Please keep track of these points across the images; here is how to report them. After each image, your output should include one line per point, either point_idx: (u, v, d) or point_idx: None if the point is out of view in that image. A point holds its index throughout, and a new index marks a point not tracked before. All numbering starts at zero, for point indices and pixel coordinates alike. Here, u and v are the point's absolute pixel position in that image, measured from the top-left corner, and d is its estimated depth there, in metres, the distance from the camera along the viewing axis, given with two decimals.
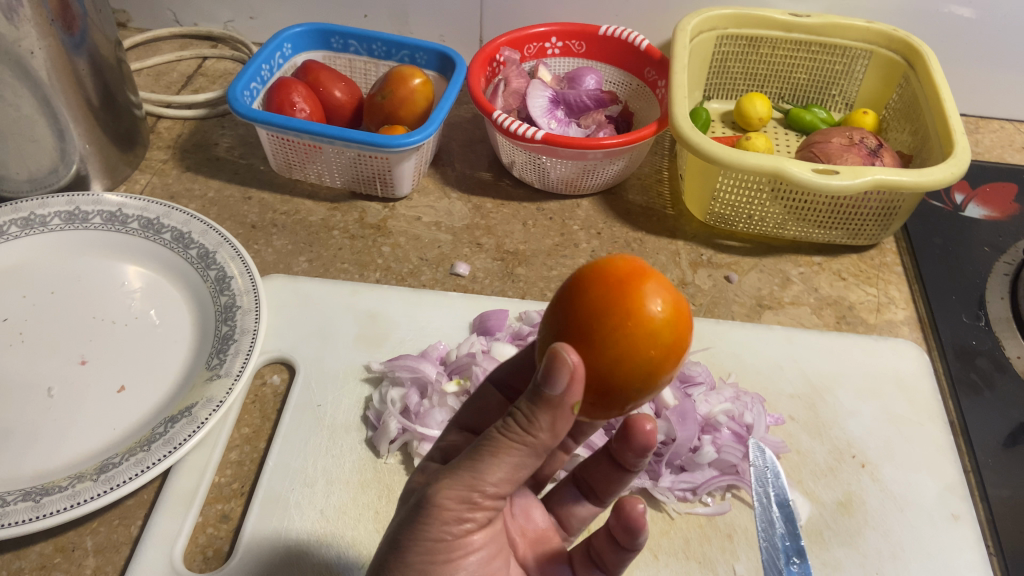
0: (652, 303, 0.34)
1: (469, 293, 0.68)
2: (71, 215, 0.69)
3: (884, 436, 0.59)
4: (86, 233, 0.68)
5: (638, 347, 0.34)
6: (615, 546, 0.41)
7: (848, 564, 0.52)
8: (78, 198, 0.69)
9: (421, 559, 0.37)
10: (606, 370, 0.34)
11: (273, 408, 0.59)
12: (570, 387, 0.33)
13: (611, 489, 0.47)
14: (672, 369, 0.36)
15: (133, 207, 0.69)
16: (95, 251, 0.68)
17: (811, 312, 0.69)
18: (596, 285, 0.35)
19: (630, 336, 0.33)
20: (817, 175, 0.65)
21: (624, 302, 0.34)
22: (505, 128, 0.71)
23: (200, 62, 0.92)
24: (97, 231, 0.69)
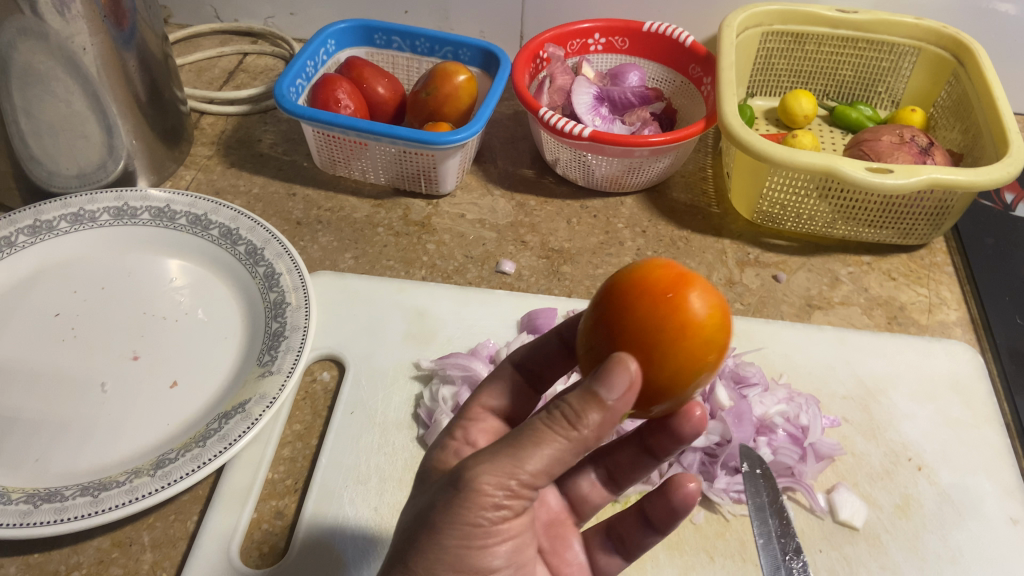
0: (694, 306, 0.34)
1: (516, 291, 0.68)
2: (119, 210, 0.69)
3: (941, 440, 0.58)
4: (135, 229, 0.69)
5: (688, 358, 0.33)
6: (643, 527, 0.44)
7: (907, 567, 0.51)
8: (126, 194, 0.69)
9: (453, 545, 0.36)
10: (659, 379, 0.34)
11: (324, 405, 0.60)
12: (625, 394, 0.33)
13: (634, 476, 0.47)
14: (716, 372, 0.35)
15: (181, 203, 0.70)
16: (144, 247, 0.69)
17: (862, 312, 0.68)
18: (637, 292, 0.34)
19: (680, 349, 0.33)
20: (871, 174, 0.64)
21: (668, 314, 0.33)
22: (551, 126, 0.71)
23: (241, 58, 0.92)
24: (145, 226, 0.69)
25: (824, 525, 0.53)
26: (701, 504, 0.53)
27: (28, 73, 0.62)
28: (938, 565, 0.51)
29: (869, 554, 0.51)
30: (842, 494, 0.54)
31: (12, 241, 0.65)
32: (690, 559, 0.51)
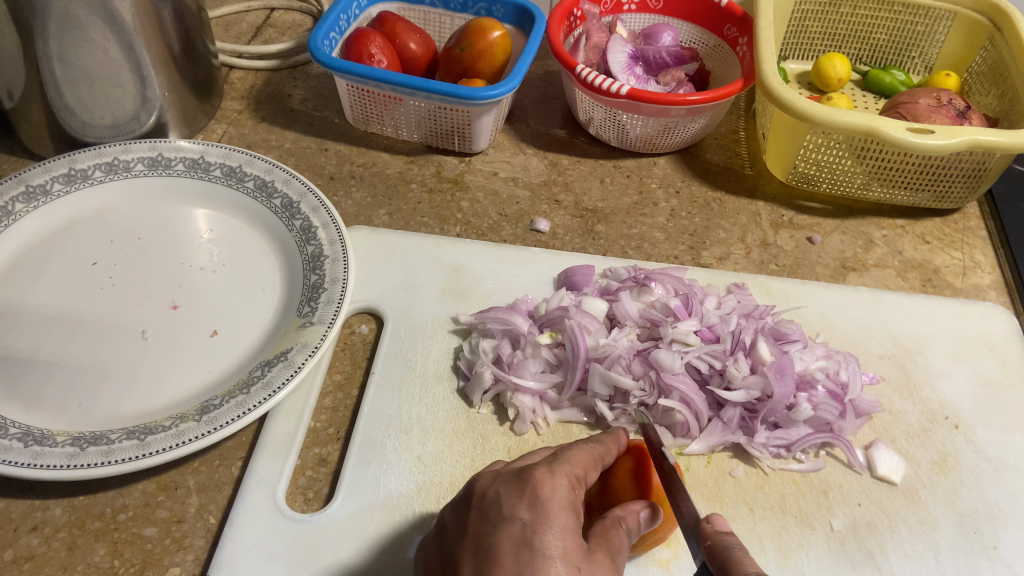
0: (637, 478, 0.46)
1: (551, 249, 0.67)
2: (154, 161, 0.69)
3: (977, 400, 0.58)
4: (169, 180, 0.69)
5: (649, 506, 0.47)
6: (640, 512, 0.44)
7: (945, 522, 0.51)
8: (160, 145, 0.69)
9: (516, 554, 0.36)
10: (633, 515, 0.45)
11: (363, 357, 0.60)
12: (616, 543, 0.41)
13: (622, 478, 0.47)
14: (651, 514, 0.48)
15: (215, 155, 0.69)
16: (178, 198, 0.69)
17: (897, 274, 0.68)
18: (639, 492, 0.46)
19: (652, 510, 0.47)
20: (912, 135, 0.64)
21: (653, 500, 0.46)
22: (588, 82, 0.71)
23: (268, 13, 0.91)
24: (180, 177, 0.69)
25: (862, 480, 0.53)
26: (740, 458, 0.53)
27: (65, 19, 0.61)
28: (976, 520, 0.52)
29: (908, 509, 0.52)
30: (881, 451, 0.54)
31: (48, 189, 0.65)
32: (730, 510, 0.51)
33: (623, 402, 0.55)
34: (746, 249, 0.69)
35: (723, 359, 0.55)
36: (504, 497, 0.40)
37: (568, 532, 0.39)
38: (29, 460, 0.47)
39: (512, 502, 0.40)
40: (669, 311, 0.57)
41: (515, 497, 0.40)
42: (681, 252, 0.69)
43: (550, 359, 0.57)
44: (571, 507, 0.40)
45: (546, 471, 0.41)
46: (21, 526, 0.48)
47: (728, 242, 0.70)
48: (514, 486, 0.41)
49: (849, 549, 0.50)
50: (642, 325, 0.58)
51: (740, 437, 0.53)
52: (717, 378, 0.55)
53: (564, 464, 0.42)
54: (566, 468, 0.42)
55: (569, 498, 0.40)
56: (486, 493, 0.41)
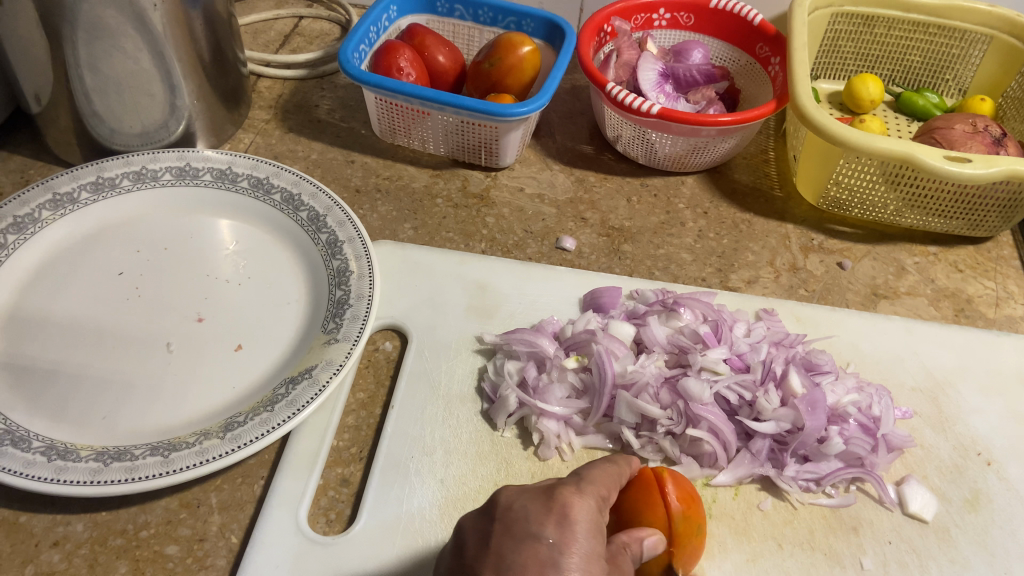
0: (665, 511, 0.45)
1: (578, 268, 0.67)
2: (181, 170, 0.69)
3: (1009, 435, 0.57)
4: (196, 190, 0.69)
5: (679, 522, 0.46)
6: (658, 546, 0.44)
7: (977, 562, 0.50)
8: (188, 154, 0.69)
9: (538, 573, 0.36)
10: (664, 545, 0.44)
11: (386, 374, 0.59)
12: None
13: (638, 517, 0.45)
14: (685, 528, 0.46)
15: (242, 166, 0.69)
16: (205, 209, 0.69)
17: (928, 303, 0.67)
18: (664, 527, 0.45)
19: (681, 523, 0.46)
20: (949, 163, 0.63)
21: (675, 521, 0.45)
22: (618, 101, 0.70)
23: (297, 22, 0.91)
24: (207, 187, 0.69)
25: (893, 517, 0.52)
26: (768, 491, 0.53)
27: (97, 27, 0.61)
28: (1008, 562, 0.51)
29: (939, 548, 0.51)
30: (912, 487, 0.53)
31: (75, 197, 0.65)
32: (758, 544, 0.50)
33: (650, 431, 0.54)
34: (775, 273, 0.68)
35: (753, 390, 0.54)
36: (530, 511, 0.39)
37: (593, 549, 0.38)
38: (52, 474, 0.47)
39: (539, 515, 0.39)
40: (698, 338, 0.57)
41: (541, 513, 0.39)
42: (709, 274, 0.68)
43: (576, 384, 0.56)
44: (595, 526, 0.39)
45: (572, 490, 0.41)
46: (42, 540, 0.48)
47: (756, 265, 0.69)
48: (542, 503, 0.40)
49: None
50: (670, 351, 0.57)
51: (768, 469, 0.52)
52: (746, 409, 0.54)
53: (589, 485, 0.42)
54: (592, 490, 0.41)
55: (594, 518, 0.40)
56: (513, 504, 0.40)
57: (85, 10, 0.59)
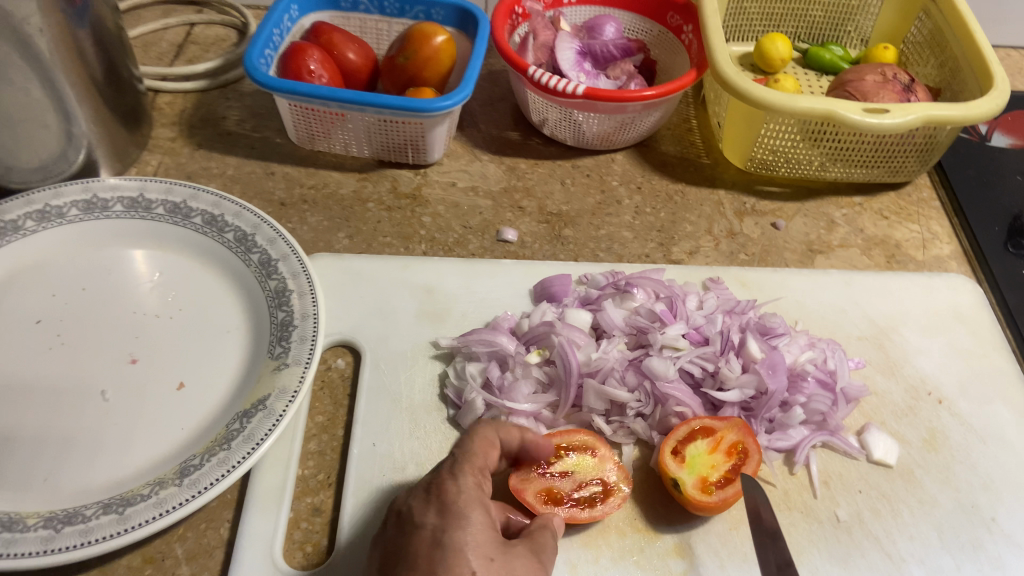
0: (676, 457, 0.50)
1: (522, 259, 0.66)
2: (89, 203, 0.64)
3: (955, 371, 0.60)
4: (108, 222, 0.64)
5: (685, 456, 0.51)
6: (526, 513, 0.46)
7: (944, 499, 0.52)
8: (94, 185, 0.64)
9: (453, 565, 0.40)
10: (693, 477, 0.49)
11: (343, 394, 0.57)
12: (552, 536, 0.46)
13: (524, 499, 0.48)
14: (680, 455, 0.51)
15: (155, 191, 0.65)
16: (120, 241, 0.64)
17: (862, 253, 0.69)
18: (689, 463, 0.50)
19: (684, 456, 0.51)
20: (869, 116, 0.64)
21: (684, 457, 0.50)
22: (540, 84, 0.69)
23: (188, 29, 0.85)
24: (119, 219, 0.64)
25: (860, 466, 0.54)
26: None
27: None
28: (972, 494, 0.53)
29: (907, 490, 0.53)
30: (874, 434, 0.55)
31: None
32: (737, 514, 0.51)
33: (620, 415, 0.54)
34: (714, 241, 0.69)
35: (715, 361, 0.55)
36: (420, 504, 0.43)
37: (480, 526, 0.42)
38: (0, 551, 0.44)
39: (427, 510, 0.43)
40: (655, 317, 0.56)
41: (423, 502, 0.43)
42: (652, 250, 0.68)
43: (541, 378, 0.55)
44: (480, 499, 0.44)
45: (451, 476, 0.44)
46: None
47: (696, 235, 0.70)
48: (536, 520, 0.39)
49: (857, 538, 0.50)
50: (629, 333, 0.57)
51: None
52: (710, 380, 0.54)
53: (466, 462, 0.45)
54: (468, 468, 0.45)
55: (476, 494, 0.44)
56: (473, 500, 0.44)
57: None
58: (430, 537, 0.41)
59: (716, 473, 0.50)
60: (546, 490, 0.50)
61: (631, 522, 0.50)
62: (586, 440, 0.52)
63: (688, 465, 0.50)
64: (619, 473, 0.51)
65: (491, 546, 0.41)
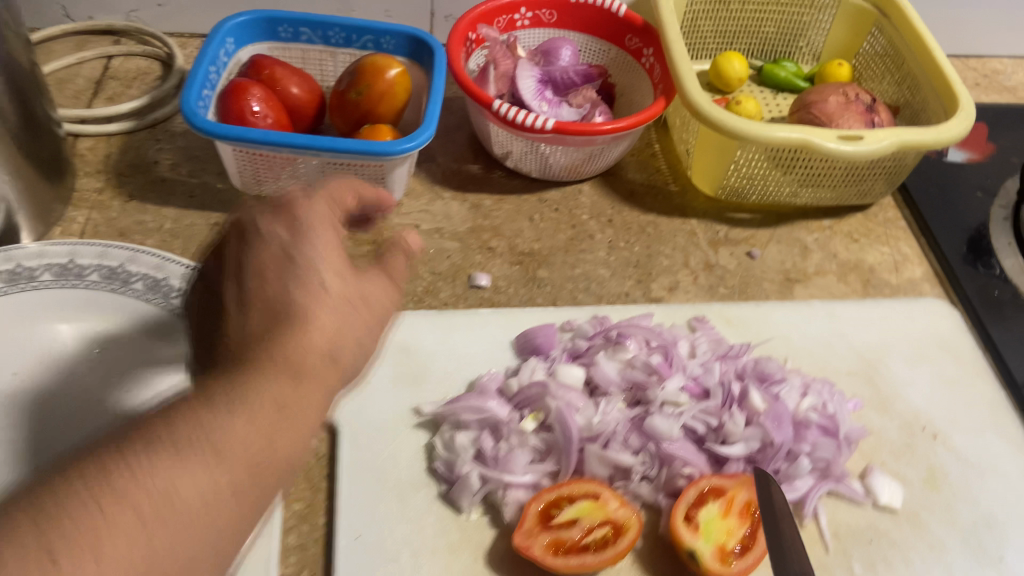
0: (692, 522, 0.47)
1: (499, 308, 0.62)
2: (12, 274, 0.56)
3: (943, 403, 0.59)
4: (33, 293, 0.56)
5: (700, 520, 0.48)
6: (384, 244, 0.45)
7: (951, 541, 0.52)
8: (16, 253, 0.57)
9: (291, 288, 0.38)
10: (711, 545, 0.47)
11: (321, 474, 0.51)
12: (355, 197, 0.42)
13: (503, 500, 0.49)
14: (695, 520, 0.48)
15: (88, 256, 0.58)
16: (44, 315, 0.56)
17: (838, 279, 0.68)
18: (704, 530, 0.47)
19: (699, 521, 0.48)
20: (845, 143, 0.63)
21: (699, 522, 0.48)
22: (506, 118, 0.65)
23: (106, 63, 0.77)
24: (47, 289, 0.56)
25: (867, 512, 0.52)
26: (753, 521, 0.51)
27: None
28: (977, 533, 0.53)
29: (916, 537, 0.52)
30: (877, 478, 0.54)
31: None
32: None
33: (625, 480, 0.50)
34: (692, 274, 0.67)
35: (718, 415, 0.53)
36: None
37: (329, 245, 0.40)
38: None
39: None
40: (651, 369, 0.54)
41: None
42: (630, 288, 0.66)
43: (539, 445, 0.52)
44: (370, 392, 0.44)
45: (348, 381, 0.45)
46: None
47: (673, 270, 0.68)
48: None
49: None
50: (626, 388, 0.54)
51: None
52: (713, 435, 0.52)
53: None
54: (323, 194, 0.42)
55: (328, 216, 0.41)
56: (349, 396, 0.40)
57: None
58: (280, 252, 0.39)
59: (732, 539, 0.48)
60: (554, 542, 0.47)
61: None
62: (590, 487, 0.49)
63: (704, 532, 0.47)
64: (628, 510, 0.48)
65: (343, 263, 0.40)
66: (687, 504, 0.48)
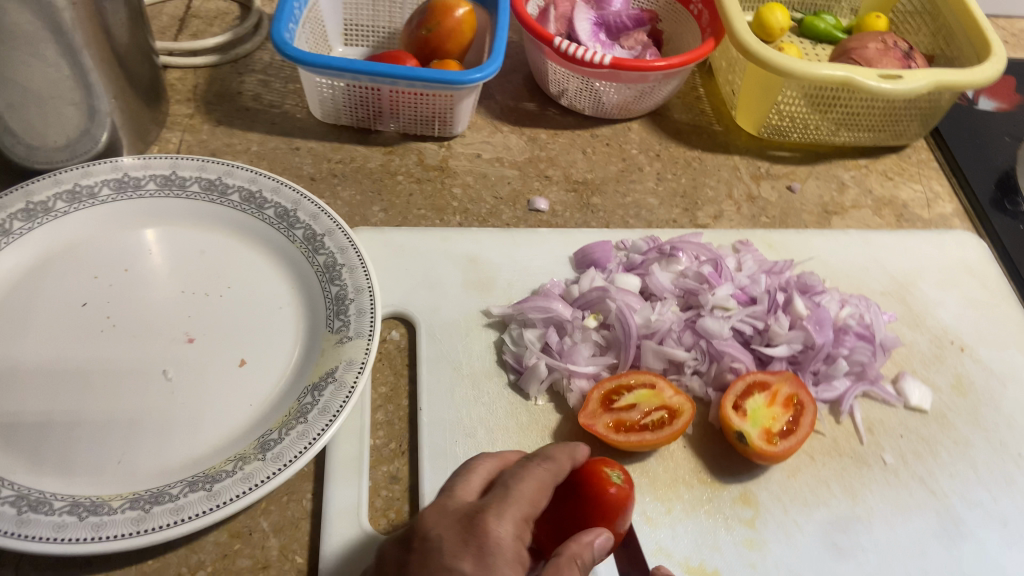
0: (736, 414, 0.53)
1: (557, 228, 0.67)
2: (73, 193, 0.61)
3: (971, 321, 0.64)
4: (98, 209, 0.62)
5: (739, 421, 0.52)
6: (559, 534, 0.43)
7: (975, 438, 0.57)
8: (66, 175, 0.61)
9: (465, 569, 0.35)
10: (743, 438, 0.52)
11: (402, 363, 0.58)
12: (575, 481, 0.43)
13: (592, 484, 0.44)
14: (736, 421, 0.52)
15: (136, 168, 0.63)
16: (120, 226, 0.62)
17: (873, 213, 0.73)
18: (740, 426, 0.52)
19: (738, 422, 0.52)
20: (883, 82, 0.67)
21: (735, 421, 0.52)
22: (566, 55, 0.69)
23: (188, 3, 0.83)
24: (110, 203, 0.62)
25: (898, 412, 0.58)
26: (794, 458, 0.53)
27: (11, 35, 0.53)
28: (998, 432, 0.57)
29: (942, 433, 0.57)
30: (909, 382, 0.59)
31: (8, 227, 0.58)
32: (794, 462, 0.54)
33: (677, 373, 0.57)
34: (736, 205, 0.72)
35: (764, 319, 0.58)
36: (447, 544, 0.36)
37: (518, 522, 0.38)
38: (91, 534, 0.43)
39: (453, 549, 0.36)
40: (703, 279, 0.59)
41: (457, 546, 0.36)
42: (679, 215, 0.70)
43: (600, 341, 0.57)
44: (517, 560, 0.36)
45: (494, 515, 0.37)
46: None
47: (718, 200, 0.72)
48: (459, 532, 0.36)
49: (903, 479, 0.54)
50: (678, 295, 0.59)
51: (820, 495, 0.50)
52: (758, 337, 0.58)
53: (512, 506, 0.38)
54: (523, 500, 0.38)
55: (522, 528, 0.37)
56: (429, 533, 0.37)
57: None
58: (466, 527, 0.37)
59: (777, 425, 0.53)
60: (616, 422, 0.52)
61: (697, 475, 0.53)
62: (649, 376, 0.55)
63: (751, 418, 0.53)
64: (682, 397, 0.54)
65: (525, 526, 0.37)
66: (731, 402, 0.53)
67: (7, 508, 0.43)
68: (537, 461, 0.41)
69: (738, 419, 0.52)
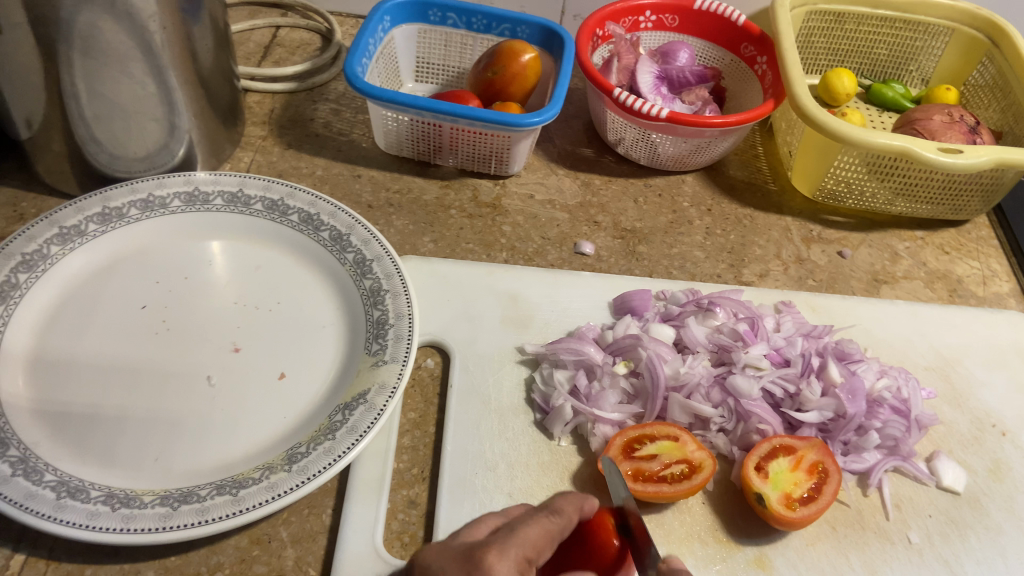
0: (756, 474, 0.52)
1: (601, 273, 0.68)
2: (146, 203, 0.65)
3: (1016, 406, 0.63)
4: (167, 220, 0.66)
5: (759, 482, 0.52)
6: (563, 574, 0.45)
7: (1008, 527, 0.55)
8: (142, 185, 0.65)
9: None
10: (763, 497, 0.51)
11: (433, 392, 0.59)
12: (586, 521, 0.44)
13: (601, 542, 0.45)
14: (757, 482, 0.52)
15: (208, 183, 0.67)
16: (185, 236, 0.66)
17: (924, 285, 0.72)
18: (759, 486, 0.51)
19: (759, 482, 0.52)
20: (942, 155, 0.67)
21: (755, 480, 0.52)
22: (624, 106, 0.71)
23: (274, 32, 0.88)
24: (179, 215, 0.66)
25: (929, 491, 0.56)
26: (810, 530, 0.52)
27: (105, 53, 0.58)
28: None
29: (974, 516, 0.55)
30: (943, 462, 0.57)
31: (83, 229, 0.62)
32: (814, 530, 0.53)
33: (702, 429, 0.57)
34: (783, 265, 0.72)
35: (796, 382, 0.58)
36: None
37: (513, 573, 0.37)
38: (121, 525, 0.45)
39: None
40: (737, 336, 0.60)
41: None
42: (723, 271, 0.70)
43: (627, 388, 0.58)
44: None
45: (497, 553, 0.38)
46: None
47: (766, 259, 0.72)
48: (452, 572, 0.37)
49: (927, 560, 0.53)
50: (712, 350, 0.60)
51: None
52: (789, 401, 0.57)
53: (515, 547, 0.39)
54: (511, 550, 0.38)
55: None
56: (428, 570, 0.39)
57: (81, 26, 0.55)
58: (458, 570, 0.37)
59: (799, 490, 0.52)
60: (636, 471, 0.53)
61: (713, 533, 0.52)
62: (673, 429, 0.55)
63: (772, 481, 0.52)
64: (705, 453, 0.54)
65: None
66: (752, 462, 0.53)
67: (49, 491, 0.46)
68: (545, 514, 0.42)
69: (759, 479, 0.52)
